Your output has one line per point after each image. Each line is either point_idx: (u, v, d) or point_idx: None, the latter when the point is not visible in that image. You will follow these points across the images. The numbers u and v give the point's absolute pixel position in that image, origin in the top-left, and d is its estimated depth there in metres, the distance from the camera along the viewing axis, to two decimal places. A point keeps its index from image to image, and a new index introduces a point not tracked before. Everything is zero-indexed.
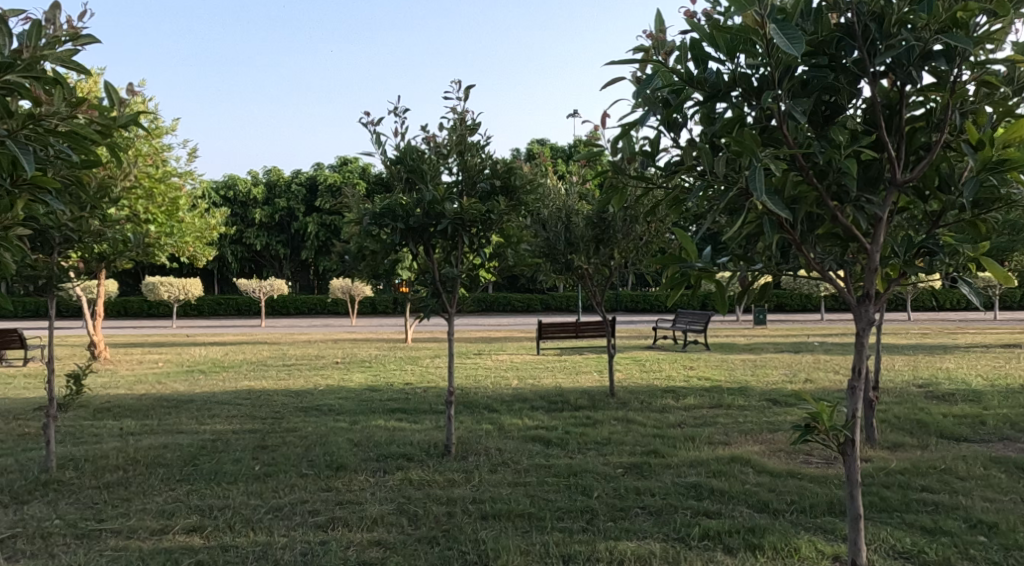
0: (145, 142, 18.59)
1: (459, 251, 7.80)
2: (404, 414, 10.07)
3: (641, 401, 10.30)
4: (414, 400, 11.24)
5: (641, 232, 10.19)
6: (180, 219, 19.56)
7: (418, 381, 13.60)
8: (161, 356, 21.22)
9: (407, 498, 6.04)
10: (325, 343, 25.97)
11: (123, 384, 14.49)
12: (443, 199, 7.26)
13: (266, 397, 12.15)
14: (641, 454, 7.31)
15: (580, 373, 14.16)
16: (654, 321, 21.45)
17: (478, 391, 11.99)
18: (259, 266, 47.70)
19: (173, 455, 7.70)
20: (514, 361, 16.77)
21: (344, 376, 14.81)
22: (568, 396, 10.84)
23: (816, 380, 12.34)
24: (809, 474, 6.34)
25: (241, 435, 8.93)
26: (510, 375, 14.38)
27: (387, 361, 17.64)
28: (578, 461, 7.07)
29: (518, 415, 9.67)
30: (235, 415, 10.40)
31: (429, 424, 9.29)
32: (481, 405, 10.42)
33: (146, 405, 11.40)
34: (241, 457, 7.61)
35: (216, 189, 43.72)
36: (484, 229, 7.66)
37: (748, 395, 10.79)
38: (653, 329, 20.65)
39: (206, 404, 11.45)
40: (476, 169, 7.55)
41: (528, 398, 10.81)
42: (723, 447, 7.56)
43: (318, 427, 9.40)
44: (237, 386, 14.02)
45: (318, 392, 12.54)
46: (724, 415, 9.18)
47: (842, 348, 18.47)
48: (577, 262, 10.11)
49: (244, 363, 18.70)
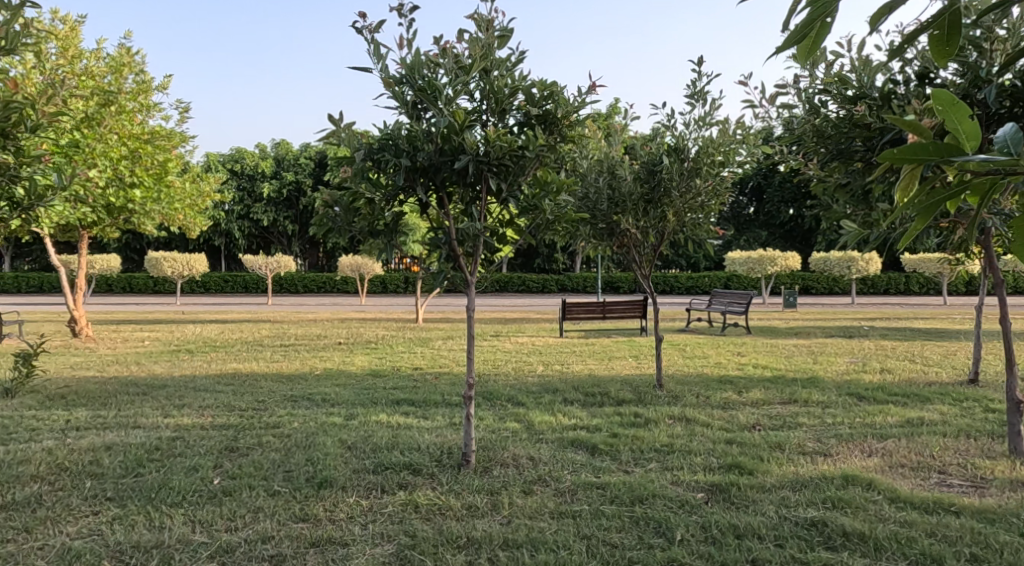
0: (130, 97, 16.92)
1: (484, 201, 6.04)
2: (410, 407, 8.36)
3: (698, 395, 8.56)
4: (425, 389, 9.52)
5: (699, 188, 8.41)
6: (169, 183, 17.89)
7: (429, 365, 11.88)
8: (152, 333, 19.60)
9: (411, 538, 4.55)
10: (330, 322, 24.30)
11: (96, 366, 12.87)
12: (463, 127, 5.63)
13: (253, 382, 10.47)
14: (721, 469, 5.58)
15: (613, 359, 12.41)
16: (688, 302, 19.63)
17: (500, 378, 10.26)
18: (266, 243, 46.05)
19: (111, 461, 6.02)
20: (536, 344, 15.07)
21: (345, 358, 13.13)
22: (609, 386, 9.11)
23: (894, 369, 10.53)
24: (965, 507, 4.71)
25: (208, 434, 7.22)
26: (534, 359, 12.65)
27: (395, 343, 15.94)
28: (637, 478, 5.37)
29: (550, 411, 7.94)
30: (210, 406, 8.70)
31: (442, 421, 7.55)
32: (506, 397, 8.69)
33: (111, 391, 9.75)
34: (198, 466, 5.93)
35: (222, 162, 42.23)
36: (518, 172, 5.97)
37: (824, 389, 9.01)
38: (687, 311, 18.85)
39: (181, 391, 9.77)
40: (505, 94, 5.75)
41: (560, 389, 9.08)
42: (824, 459, 5.82)
43: (305, 422, 7.70)
44: (223, 368, 12.34)
45: (315, 378, 10.85)
46: (808, 415, 7.43)
47: (900, 333, 16.62)
48: (623, 225, 8.45)
49: (238, 342, 17.06)
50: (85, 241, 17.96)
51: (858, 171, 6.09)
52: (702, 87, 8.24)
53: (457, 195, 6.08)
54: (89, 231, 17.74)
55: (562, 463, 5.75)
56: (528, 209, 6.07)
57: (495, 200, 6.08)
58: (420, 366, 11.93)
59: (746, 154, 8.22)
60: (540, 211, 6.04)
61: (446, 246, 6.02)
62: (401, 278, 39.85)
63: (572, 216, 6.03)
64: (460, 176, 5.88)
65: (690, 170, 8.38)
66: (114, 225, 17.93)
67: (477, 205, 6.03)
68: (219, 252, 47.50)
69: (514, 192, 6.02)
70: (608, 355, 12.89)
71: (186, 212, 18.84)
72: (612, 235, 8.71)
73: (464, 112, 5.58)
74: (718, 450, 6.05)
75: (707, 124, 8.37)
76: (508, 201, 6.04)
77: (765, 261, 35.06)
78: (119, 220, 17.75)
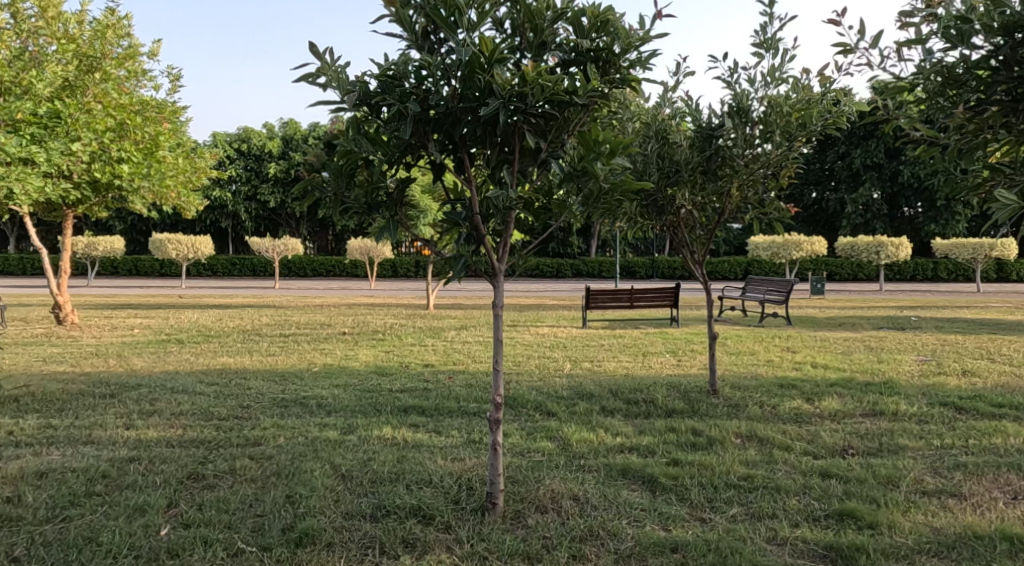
0: (115, 62, 15.66)
1: (517, 163, 4.83)
2: (420, 417, 7.02)
3: (763, 405, 7.20)
4: (438, 392, 8.16)
5: (769, 156, 7.04)
6: (161, 158, 16.55)
7: (442, 362, 10.54)
8: (147, 320, 18.32)
9: None
10: (337, 308, 22.99)
11: (73, 359, 11.57)
12: (493, 61, 4.45)
13: (240, 380, 9.15)
14: (831, 521, 4.58)
15: (647, 355, 11.04)
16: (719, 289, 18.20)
17: (523, 380, 8.90)
18: (274, 225, 44.72)
19: (41, 496, 4.93)
20: (559, 335, 13.73)
21: (347, 352, 11.81)
22: (654, 392, 7.75)
23: (977, 370, 9.15)
24: None
25: (174, 453, 5.94)
26: (558, 354, 11.30)
27: (405, 333, 14.62)
28: (721, 534, 4.47)
29: (588, 424, 6.59)
30: (184, 413, 7.39)
31: (459, 439, 6.22)
32: (535, 405, 7.35)
33: (76, 391, 8.46)
34: (148, 505, 4.83)
35: (229, 142, 41.06)
36: (565, 126, 4.78)
37: (908, 395, 7.66)
38: (719, 298, 17.44)
39: (157, 392, 8.49)
40: (546, 22, 4.58)
41: (597, 394, 7.72)
42: (960, 503, 4.72)
43: (292, 438, 6.38)
44: (211, 362, 11.03)
45: (312, 376, 9.53)
46: (904, 434, 6.05)
47: (955, 325, 15.19)
48: (679, 201, 7.16)
49: (234, 331, 15.74)
50: (71, 221, 16.72)
51: (1005, 125, 4.82)
52: (773, 34, 6.92)
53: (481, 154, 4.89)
54: (75, 209, 16.51)
55: (617, 509, 4.73)
56: (576, 172, 4.79)
57: (536, 159, 4.86)
58: (432, 361, 10.57)
59: (828, 114, 6.85)
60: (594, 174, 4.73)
61: (465, 229, 4.72)
62: (412, 262, 38.53)
63: (635, 184, 4.72)
64: (486, 130, 4.68)
65: (757, 134, 7.02)
66: (103, 202, 16.67)
67: (509, 169, 4.81)
68: (225, 235, 46.21)
69: (558, 149, 4.84)
70: (643, 350, 11.51)
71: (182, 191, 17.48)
72: (661, 210, 7.35)
73: (493, 41, 4.43)
74: (815, 486, 4.89)
75: (778, 79, 7.02)
76: (549, 163, 4.83)
77: (791, 245, 33.54)
78: (107, 196, 16.48)
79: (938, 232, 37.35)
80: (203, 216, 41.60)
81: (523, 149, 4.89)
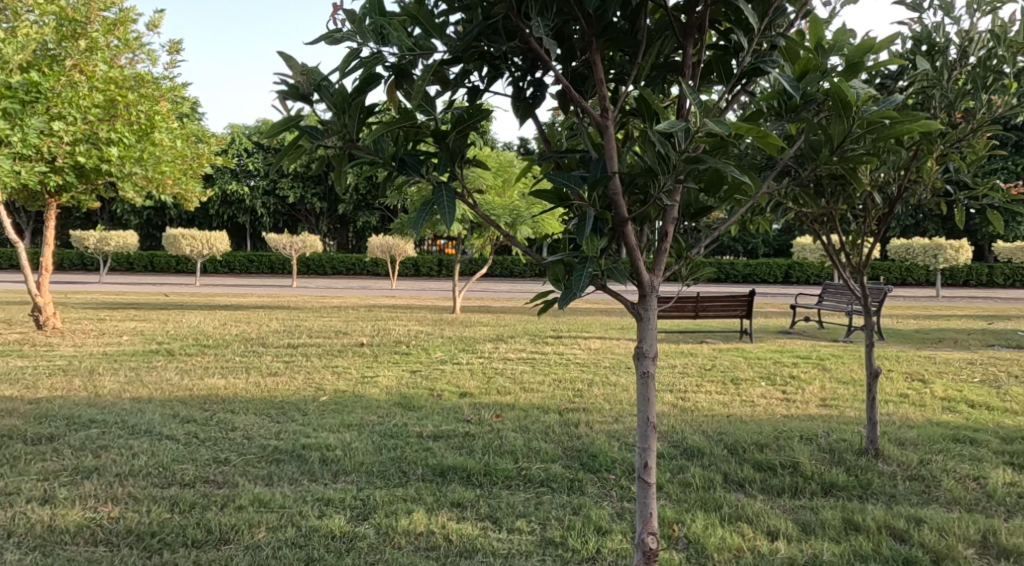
0: (103, 29, 13.64)
1: (695, 70, 4.11)
2: (466, 489, 4.92)
3: (960, 476, 4.97)
4: (488, 442, 6.04)
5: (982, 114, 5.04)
6: (157, 141, 14.50)
7: (482, 390, 8.42)
8: (141, 324, 16.28)
9: None
10: (357, 311, 20.91)
11: (38, 377, 9.54)
12: None
13: (228, 417, 7.08)
14: None
15: (739, 383, 8.85)
16: (793, 296, 15.89)
17: (595, 423, 6.79)
18: (293, 221, 42.78)
19: None
20: (618, 352, 11.58)
21: (367, 372, 9.74)
22: (788, 450, 5.59)
23: None
24: None
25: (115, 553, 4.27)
26: (626, 379, 9.15)
27: (434, 346, 12.53)
28: None
29: (717, 512, 4.53)
30: (137, 473, 5.35)
31: (532, 543, 4.31)
32: (629, 473, 5.27)
33: (4, 433, 6.37)
34: None
35: (249, 135, 39.34)
36: (772, 19, 4.10)
37: None
38: (793, 307, 15.18)
39: (112, 434, 6.41)
40: None
41: (710, 451, 5.60)
42: None
43: (279, 541, 4.31)
44: (198, 384, 8.96)
45: (320, 410, 7.42)
46: None
47: None
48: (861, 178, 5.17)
49: (236, 338, 13.66)
50: (54, 210, 14.69)
51: None
52: None
53: (624, 60, 4.24)
54: (59, 198, 14.53)
55: None
56: (815, 98, 4.13)
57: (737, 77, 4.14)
58: (471, 388, 8.46)
59: None
60: (851, 102, 3.97)
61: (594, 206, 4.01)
62: (435, 261, 36.46)
63: (920, 124, 3.93)
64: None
65: (958, 94, 5.12)
66: (90, 188, 14.64)
67: (688, 78, 4.09)
68: (243, 231, 44.30)
69: (767, 54, 4.11)
70: (728, 376, 9.36)
71: (185, 180, 15.45)
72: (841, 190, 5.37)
73: None
74: None
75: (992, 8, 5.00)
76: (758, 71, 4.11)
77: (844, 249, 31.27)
78: (96, 182, 14.47)
79: (1000, 234, 34.73)
80: (219, 211, 39.75)
81: (710, 60, 4.24)
